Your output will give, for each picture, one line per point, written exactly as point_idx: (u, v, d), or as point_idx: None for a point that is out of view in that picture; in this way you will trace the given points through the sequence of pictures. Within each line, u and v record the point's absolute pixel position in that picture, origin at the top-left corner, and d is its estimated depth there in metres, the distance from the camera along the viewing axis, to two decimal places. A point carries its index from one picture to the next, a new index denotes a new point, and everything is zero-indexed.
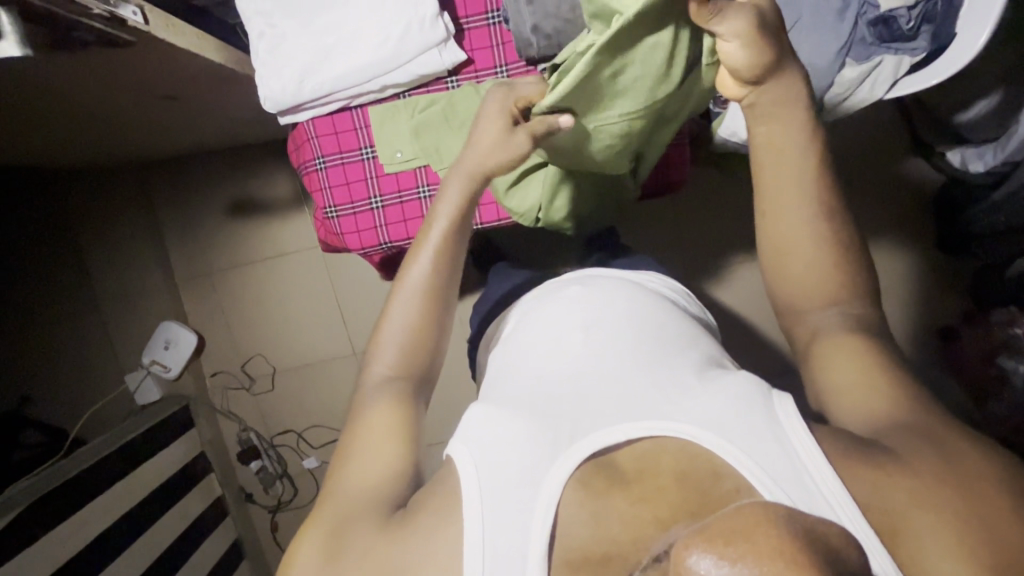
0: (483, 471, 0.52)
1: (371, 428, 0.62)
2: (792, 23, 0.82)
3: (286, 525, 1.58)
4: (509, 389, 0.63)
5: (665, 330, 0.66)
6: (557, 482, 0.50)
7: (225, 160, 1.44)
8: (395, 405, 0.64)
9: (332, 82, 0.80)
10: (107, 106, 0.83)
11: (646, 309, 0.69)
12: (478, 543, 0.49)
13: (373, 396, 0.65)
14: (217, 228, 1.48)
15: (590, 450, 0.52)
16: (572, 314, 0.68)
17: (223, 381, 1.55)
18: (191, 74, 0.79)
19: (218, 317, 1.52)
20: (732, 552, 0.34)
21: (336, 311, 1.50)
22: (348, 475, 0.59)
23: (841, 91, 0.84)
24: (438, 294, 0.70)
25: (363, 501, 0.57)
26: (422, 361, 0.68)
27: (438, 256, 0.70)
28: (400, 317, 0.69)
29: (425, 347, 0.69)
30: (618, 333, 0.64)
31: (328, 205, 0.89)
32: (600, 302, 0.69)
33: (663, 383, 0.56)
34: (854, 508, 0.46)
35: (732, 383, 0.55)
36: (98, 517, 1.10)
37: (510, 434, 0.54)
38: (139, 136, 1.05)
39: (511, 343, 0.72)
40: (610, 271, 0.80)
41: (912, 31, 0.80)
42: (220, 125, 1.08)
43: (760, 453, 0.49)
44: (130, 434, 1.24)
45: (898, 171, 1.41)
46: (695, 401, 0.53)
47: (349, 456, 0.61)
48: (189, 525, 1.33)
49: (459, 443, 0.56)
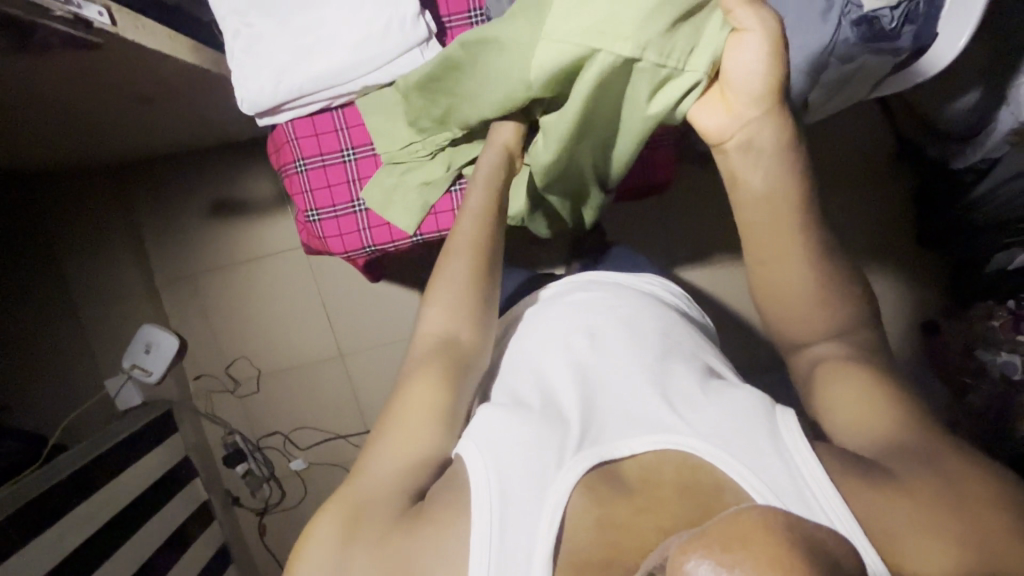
0: (491, 472, 0.52)
1: (410, 402, 0.60)
2: None
3: (274, 527, 1.57)
4: (512, 391, 0.62)
5: (669, 337, 0.66)
6: (565, 487, 0.50)
7: (204, 159, 1.41)
8: (438, 376, 0.61)
9: (311, 81, 0.78)
10: (76, 106, 0.80)
11: (650, 316, 0.69)
12: (484, 550, 0.48)
13: (417, 363, 0.63)
14: (198, 228, 1.45)
15: (596, 459, 0.52)
16: (579, 317, 0.69)
17: (206, 385, 1.52)
18: (164, 73, 0.77)
19: (200, 319, 1.49)
20: (730, 558, 0.34)
21: (322, 312, 1.48)
22: (384, 448, 0.58)
23: (822, 93, 0.84)
24: (480, 259, 0.68)
25: (393, 480, 0.56)
26: (477, 340, 0.65)
27: (479, 243, 0.68)
28: (447, 288, 0.66)
29: (476, 322, 0.65)
30: (624, 340, 0.65)
31: (310, 208, 0.87)
32: (606, 308, 0.70)
33: (670, 393, 0.57)
34: (852, 521, 0.48)
35: (735, 397, 0.56)
36: (80, 526, 1.08)
37: (519, 437, 0.54)
38: (113, 136, 1.02)
39: (514, 343, 0.72)
40: (612, 275, 0.79)
41: (894, 31, 0.78)
42: (198, 125, 1.05)
43: (763, 468, 0.50)
44: (111, 441, 1.21)
45: (881, 166, 1.43)
46: (700, 414, 0.54)
47: (386, 427, 0.60)
48: (175, 531, 1.32)
49: (464, 444, 0.56)
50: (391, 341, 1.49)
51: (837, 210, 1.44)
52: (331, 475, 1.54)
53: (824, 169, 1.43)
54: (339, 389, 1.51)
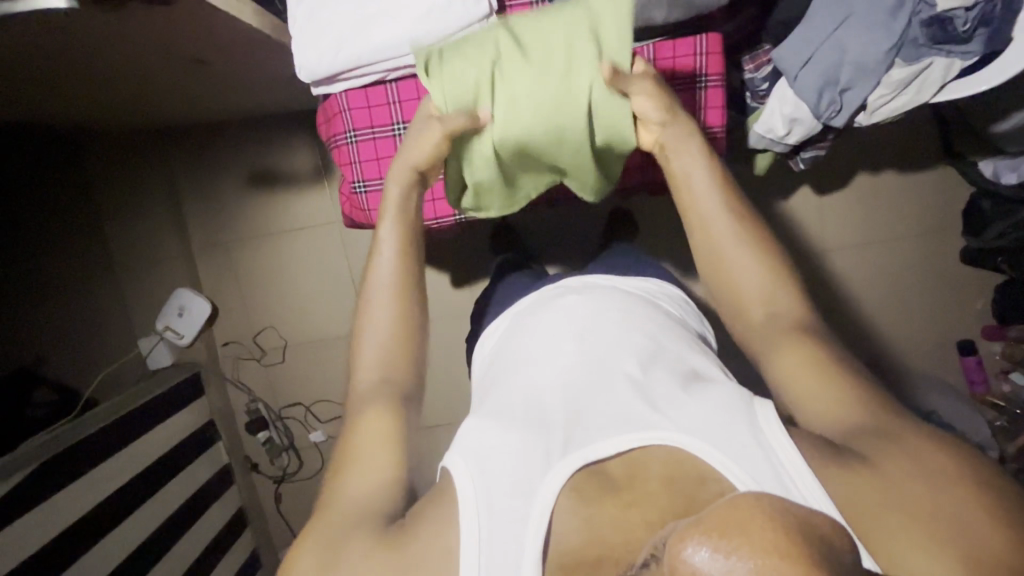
0: (477, 484, 0.56)
1: (362, 436, 0.65)
2: (807, 57, 0.80)
3: (289, 495, 1.60)
4: (502, 400, 0.66)
5: (653, 340, 0.69)
6: (552, 489, 0.54)
7: (246, 130, 1.42)
8: (381, 408, 0.66)
9: (366, 52, 0.77)
10: (136, 66, 0.82)
11: (635, 321, 0.72)
12: (475, 550, 0.52)
13: (365, 407, 0.67)
14: (235, 197, 1.47)
15: (582, 463, 0.55)
16: (566, 324, 0.72)
17: (233, 351, 1.55)
18: (224, 37, 0.78)
19: (232, 285, 1.52)
20: (726, 545, 0.36)
21: (350, 289, 1.50)
22: (347, 486, 0.61)
23: (886, 92, 0.81)
24: (407, 270, 0.75)
25: (364, 508, 0.59)
26: (409, 371, 0.72)
27: (404, 231, 0.76)
28: (378, 309, 0.73)
29: (408, 352, 0.72)
30: (609, 347, 0.67)
31: (356, 179, 0.88)
32: (590, 317, 0.72)
33: (652, 398, 0.60)
34: (827, 497, 0.52)
35: (716, 393, 0.60)
36: (107, 479, 1.12)
37: (506, 449, 0.58)
38: (165, 99, 1.04)
39: (506, 351, 0.75)
40: (606, 282, 0.82)
41: (967, 34, 0.74)
42: (246, 93, 1.06)
43: (744, 457, 0.54)
44: (140, 399, 1.25)
45: (929, 178, 1.39)
46: (682, 411, 0.58)
47: (343, 469, 0.63)
48: (196, 490, 1.36)
49: (453, 459, 0.59)
50: None
51: (876, 220, 1.42)
52: None
53: (867, 177, 1.39)
54: None
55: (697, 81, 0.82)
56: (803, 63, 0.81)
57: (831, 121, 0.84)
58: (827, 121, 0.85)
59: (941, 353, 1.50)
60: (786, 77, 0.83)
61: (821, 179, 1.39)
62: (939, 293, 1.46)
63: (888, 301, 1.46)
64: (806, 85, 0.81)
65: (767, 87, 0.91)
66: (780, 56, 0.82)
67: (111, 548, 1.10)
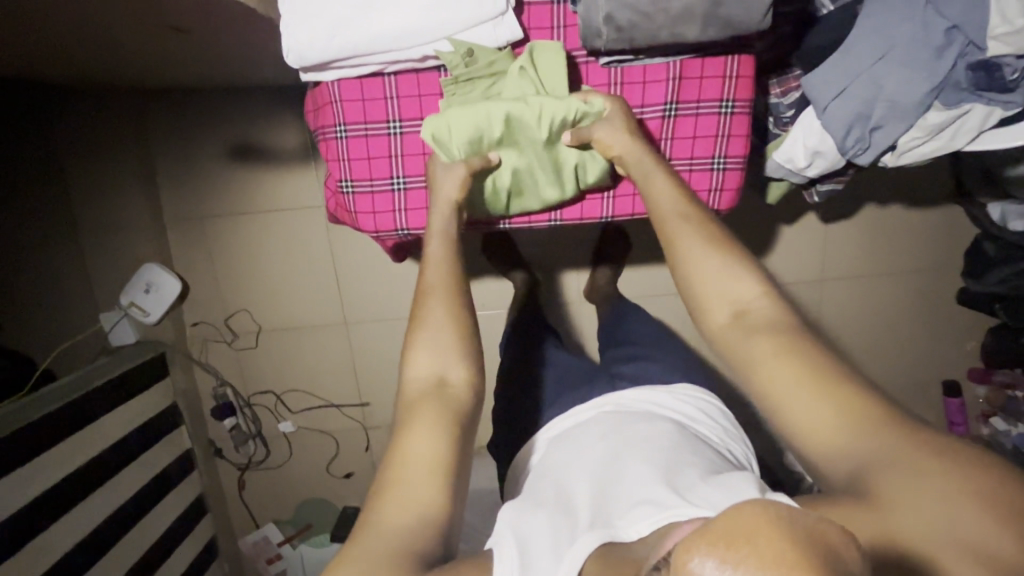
0: (507, 550, 0.54)
1: (407, 456, 0.59)
2: (842, 88, 0.74)
3: (254, 484, 1.55)
4: (536, 495, 0.66)
5: (677, 437, 0.69)
6: (578, 557, 0.52)
7: (230, 98, 1.32)
8: (428, 424, 0.61)
9: (366, 38, 0.71)
10: (105, 26, 0.73)
11: (660, 421, 0.72)
12: None
13: (408, 413, 0.62)
14: (212, 170, 1.37)
15: (606, 537, 0.54)
16: (591, 429, 0.73)
17: (203, 333, 1.47)
18: (207, 8, 0.69)
19: (204, 263, 1.43)
20: (733, 555, 0.34)
21: (331, 278, 1.43)
22: (383, 515, 0.56)
23: (918, 135, 0.76)
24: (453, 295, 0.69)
25: (401, 541, 0.54)
26: (467, 381, 0.65)
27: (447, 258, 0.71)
28: (434, 322, 0.66)
29: (467, 365, 0.65)
30: (635, 441, 0.68)
31: (344, 178, 0.81)
32: (619, 418, 0.74)
33: (672, 480, 0.59)
34: None
35: (734, 477, 0.57)
36: (62, 460, 1.05)
37: (534, 526, 0.58)
38: (143, 60, 0.94)
39: (545, 457, 0.75)
40: (642, 388, 0.81)
41: (1014, 83, 0.70)
42: (230, 62, 0.97)
43: None
44: (100, 377, 1.17)
45: (935, 215, 1.36)
46: (701, 493, 0.56)
47: (381, 494, 0.58)
48: (156, 474, 1.29)
49: (490, 537, 0.58)
50: (398, 317, 1.45)
51: (877, 253, 1.39)
52: (319, 442, 1.52)
53: (874, 209, 1.35)
54: (339, 358, 1.48)
55: (722, 107, 0.78)
56: (835, 94, 0.75)
57: (857, 159, 0.79)
58: (853, 158, 0.80)
59: (925, 390, 1.49)
60: (814, 107, 0.78)
61: (827, 206, 1.35)
62: (929, 330, 1.45)
63: (879, 335, 1.45)
64: (838, 119, 0.76)
65: (792, 115, 0.86)
66: (813, 86, 0.76)
67: (63, 534, 1.03)
